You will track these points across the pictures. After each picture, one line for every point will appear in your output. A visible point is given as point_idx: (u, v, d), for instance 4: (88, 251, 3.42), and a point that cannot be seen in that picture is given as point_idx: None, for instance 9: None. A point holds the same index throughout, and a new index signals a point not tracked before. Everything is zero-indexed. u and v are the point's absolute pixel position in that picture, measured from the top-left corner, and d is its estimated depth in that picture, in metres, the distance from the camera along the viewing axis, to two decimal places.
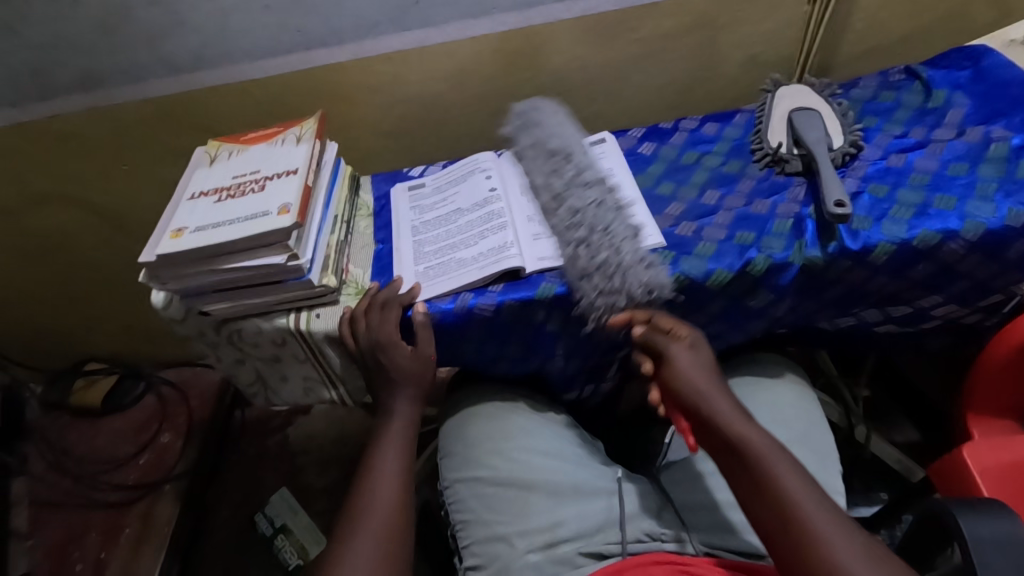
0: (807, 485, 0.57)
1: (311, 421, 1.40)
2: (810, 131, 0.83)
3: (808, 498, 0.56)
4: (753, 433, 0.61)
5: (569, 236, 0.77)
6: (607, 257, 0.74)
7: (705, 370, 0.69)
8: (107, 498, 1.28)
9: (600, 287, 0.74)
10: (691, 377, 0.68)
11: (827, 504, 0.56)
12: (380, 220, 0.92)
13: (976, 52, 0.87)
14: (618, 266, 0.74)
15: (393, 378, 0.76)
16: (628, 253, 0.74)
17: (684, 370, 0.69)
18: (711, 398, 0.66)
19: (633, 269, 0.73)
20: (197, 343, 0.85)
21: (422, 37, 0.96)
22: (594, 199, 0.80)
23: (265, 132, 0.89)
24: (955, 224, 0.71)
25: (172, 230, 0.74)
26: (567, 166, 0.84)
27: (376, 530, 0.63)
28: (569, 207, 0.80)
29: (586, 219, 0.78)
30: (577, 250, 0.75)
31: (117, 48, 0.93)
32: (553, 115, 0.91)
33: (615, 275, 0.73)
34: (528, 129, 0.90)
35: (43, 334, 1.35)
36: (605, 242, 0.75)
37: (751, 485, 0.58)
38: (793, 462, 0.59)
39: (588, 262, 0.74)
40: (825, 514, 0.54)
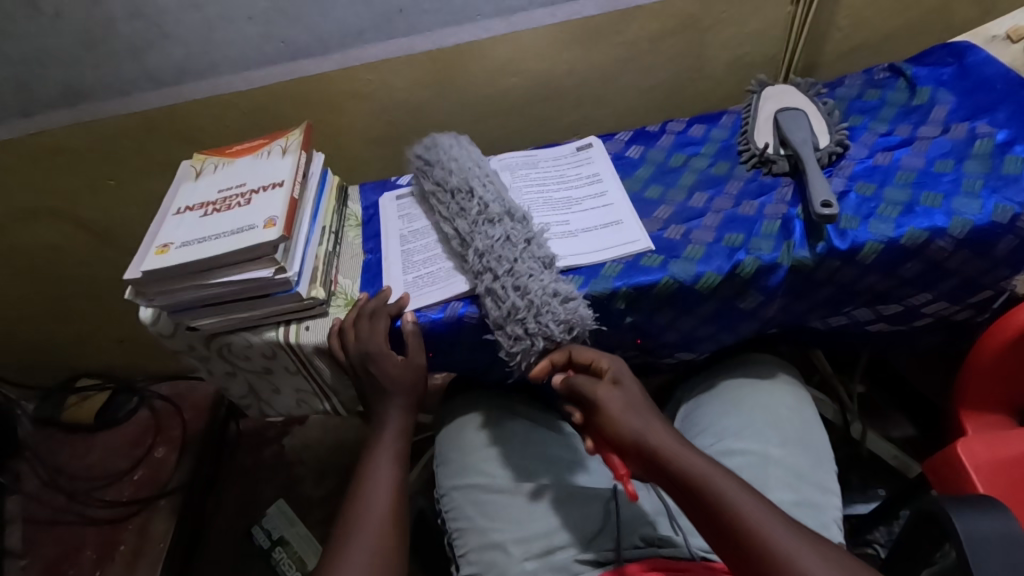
0: (758, 503, 0.55)
1: (306, 432, 1.39)
2: (796, 132, 0.83)
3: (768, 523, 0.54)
4: (698, 464, 0.58)
5: (481, 279, 0.73)
6: (516, 302, 0.71)
7: (638, 402, 0.65)
8: (101, 515, 1.27)
9: (515, 336, 0.71)
10: (628, 420, 0.63)
11: (784, 516, 0.55)
12: (369, 229, 0.92)
13: (959, 48, 0.87)
14: (531, 310, 0.70)
15: (384, 388, 0.75)
16: (538, 291, 0.71)
17: (618, 415, 0.63)
18: (649, 431, 0.62)
19: (550, 309, 0.70)
20: (187, 358, 0.85)
21: (407, 45, 0.95)
22: (500, 236, 0.75)
23: (251, 145, 0.88)
24: (942, 222, 0.71)
25: (158, 245, 0.74)
26: (471, 204, 0.78)
27: (368, 544, 0.62)
28: (478, 246, 0.75)
29: (493, 260, 0.73)
30: (491, 297, 0.72)
31: (99, 63, 0.92)
32: (456, 146, 0.85)
33: (528, 319, 0.70)
34: (432, 167, 0.85)
35: (33, 351, 1.34)
36: (510, 283, 0.71)
37: (711, 522, 0.56)
38: (741, 484, 0.57)
39: (507, 305, 0.71)
40: (788, 529, 0.53)
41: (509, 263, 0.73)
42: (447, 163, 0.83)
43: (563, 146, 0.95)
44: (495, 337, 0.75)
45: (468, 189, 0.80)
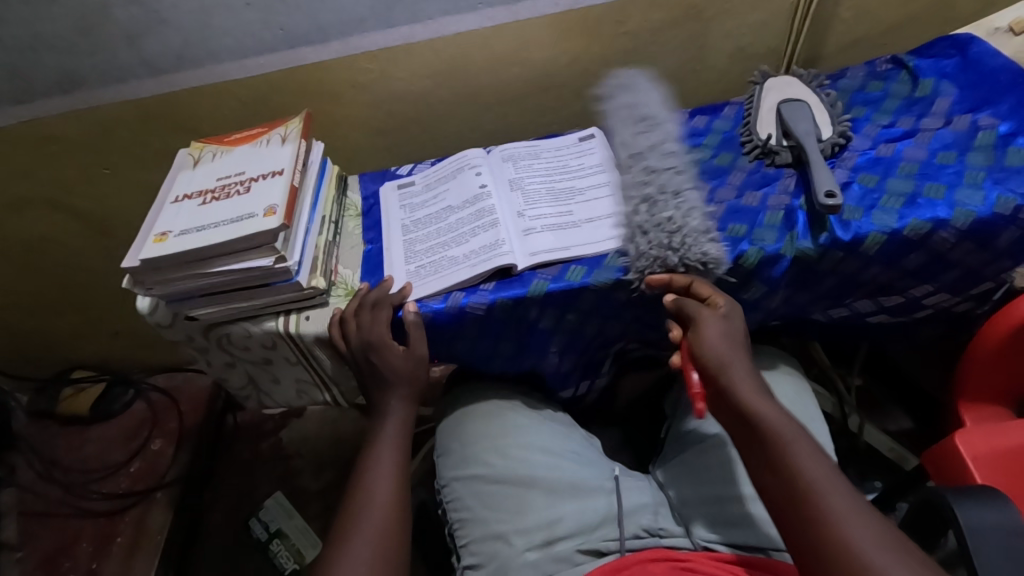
0: (828, 468, 0.56)
1: (304, 424, 1.39)
2: (800, 123, 0.83)
3: (830, 485, 0.55)
4: (773, 410, 0.61)
5: (631, 197, 0.77)
6: (672, 217, 0.73)
7: (729, 336, 0.67)
8: (98, 507, 1.26)
9: (639, 247, 0.73)
10: (716, 345, 0.65)
11: (848, 487, 0.55)
12: (369, 219, 0.91)
13: (962, 40, 0.87)
14: (660, 224, 0.73)
15: (385, 378, 0.75)
16: (697, 223, 0.73)
17: (707, 339, 0.66)
18: (734, 367, 0.64)
19: (698, 241, 0.72)
20: (186, 349, 0.84)
21: (408, 34, 0.94)
22: (671, 164, 0.78)
23: (250, 133, 0.87)
24: (944, 213, 0.71)
25: (157, 234, 0.73)
26: (653, 130, 0.81)
27: (370, 537, 0.62)
28: (643, 167, 0.78)
29: (654, 184, 0.76)
30: (638, 211, 0.75)
31: (94, 50, 0.91)
32: (637, 87, 0.86)
33: (653, 231, 0.73)
34: (626, 92, 0.86)
35: (27, 342, 1.32)
36: (670, 202, 0.74)
37: (774, 467, 0.57)
38: (813, 445, 0.58)
39: (664, 216, 0.73)
40: (848, 496, 0.54)
41: (664, 188, 0.76)
42: (627, 104, 0.84)
43: (565, 137, 0.94)
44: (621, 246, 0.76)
45: (651, 116, 0.82)
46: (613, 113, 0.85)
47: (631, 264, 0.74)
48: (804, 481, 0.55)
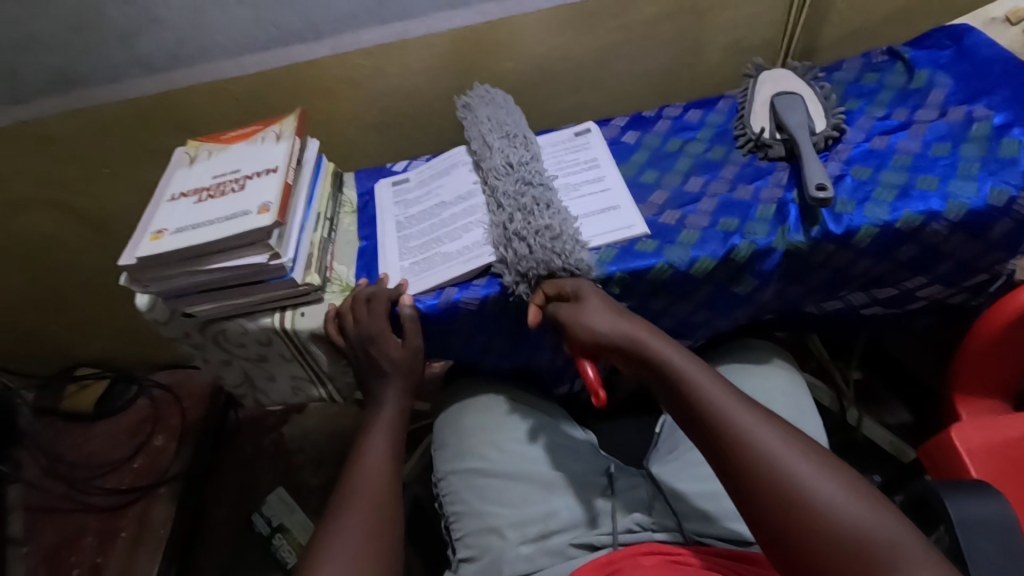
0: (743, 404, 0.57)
1: (305, 419, 1.40)
2: (793, 116, 0.83)
3: (747, 415, 0.56)
4: (670, 353, 0.62)
5: (508, 204, 0.75)
6: (523, 225, 0.72)
7: (612, 307, 0.69)
8: (101, 503, 1.28)
9: (518, 254, 0.72)
10: (602, 323, 0.66)
11: (774, 421, 0.56)
12: (364, 216, 0.92)
13: (957, 31, 0.86)
14: (543, 232, 0.72)
15: (382, 372, 0.76)
16: (547, 228, 0.72)
17: (594, 323, 0.66)
18: (625, 327, 0.66)
19: (558, 247, 0.71)
20: (183, 346, 0.85)
21: (401, 30, 0.95)
22: (518, 180, 0.77)
23: (244, 131, 0.88)
24: (937, 206, 0.71)
25: (152, 232, 0.74)
26: (514, 147, 0.81)
27: (360, 529, 0.62)
28: (516, 178, 0.77)
29: (530, 194, 0.75)
30: (514, 218, 0.73)
31: (91, 50, 0.91)
32: (502, 106, 0.87)
33: (535, 241, 0.71)
34: (482, 106, 0.87)
35: (31, 340, 1.34)
36: (525, 210, 0.74)
37: (704, 430, 0.57)
38: (725, 386, 0.59)
39: (541, 223, 0.72)
40: (773, 429, 0.55)
41: (541, 200, 0.75)
42: (487, 119, 0.85)
43: (559, 132, 0.94)
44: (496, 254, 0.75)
45: (508, 134, 0.83)
46: (473, 126, 0.86)
47: (512, 266, 0.73)
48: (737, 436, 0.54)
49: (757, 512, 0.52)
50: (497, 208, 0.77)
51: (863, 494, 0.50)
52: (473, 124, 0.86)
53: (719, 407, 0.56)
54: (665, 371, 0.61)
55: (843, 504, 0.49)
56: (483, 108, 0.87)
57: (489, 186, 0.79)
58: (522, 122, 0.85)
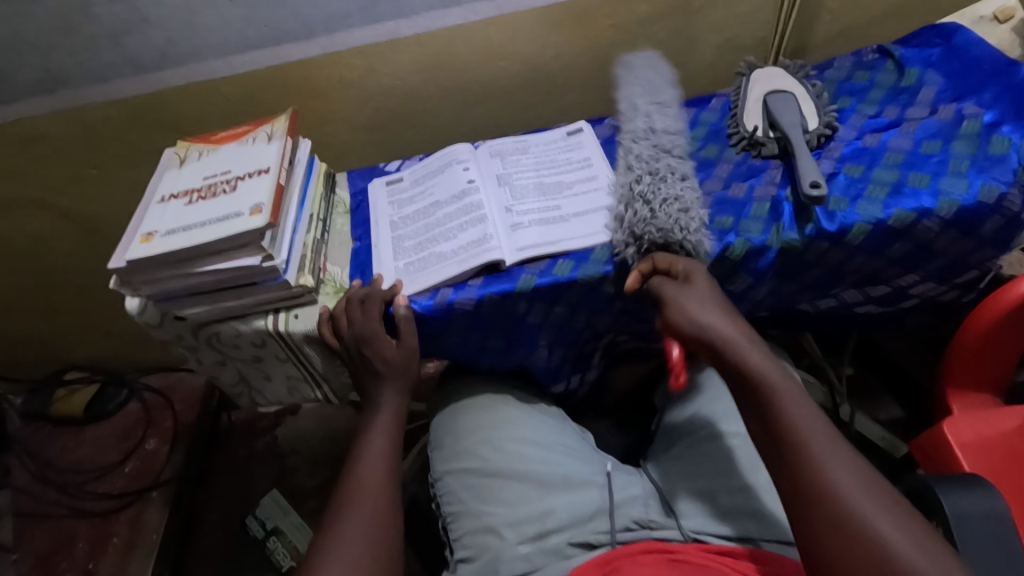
0: (836, 441, 0.55)
1: (299, 421, 1.39)
2: (786, 114, 0.83)
3: (844, 469, 0.53)
4: (766, 364, 0.60)
5: (638, 168, 0.81)
6: (650, 189, 0.77)
7: (716, 301, 0.67)
8: (93, 508, 1.26)
9: (673, 217, 0.74)
10: (695, 312, 0.65)
11: (863, 469, 0.53)
12: (357, 216, 0.91)
13: (947, 29, 0.87)
14: (670, 201, 0.76)
15: (377, 373, 0.75)
16: (682, 201, 0.76)
17: (685, 308, 0.66)
18: (721, 328, 0.63)
19: (687, 219, 0.74)
20: (175, 349, 0.84)
21: (393, 29, 0.94)
22: (653, 148, 0.84)
23: (235, 131, 0.87)
24: (929, 203, 0.71)
25: (143, 234, 0.73)
26: (645, 117, 0.88)
27: (356, 536, 0.61)
28: (652, 144, 0.85)
29: (666, 163, 0.82)
30: (643, 180, 0.79)
31: (78, 50, 0.90)
32: (658, 73, 0.94)
33: (658, 207, 0.75)
34: (629, 74, 0.94)
35: (19, 344, 1.32)
36: (655, 178, 0.79)
37: (790, 453, 0.55)
38: (819, 416, 0.57)
39: (683, 193, 0.77)
40: (859, 475, 0.52)
41: (672, 170, 0.81)
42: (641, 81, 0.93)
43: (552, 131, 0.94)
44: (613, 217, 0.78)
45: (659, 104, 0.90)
46: (626, 87, 0.93)
47: (627, 226, 0.75)
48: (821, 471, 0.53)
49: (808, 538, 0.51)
50: (625, 169, 0.83)
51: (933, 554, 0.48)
52: (625, 90, 0.93)
53: (806, 435, 0.55)
54: (766, 388, 0.58)
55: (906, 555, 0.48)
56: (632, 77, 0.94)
57: (623, 147, 0.86)
58: (673, 92, 0.92)
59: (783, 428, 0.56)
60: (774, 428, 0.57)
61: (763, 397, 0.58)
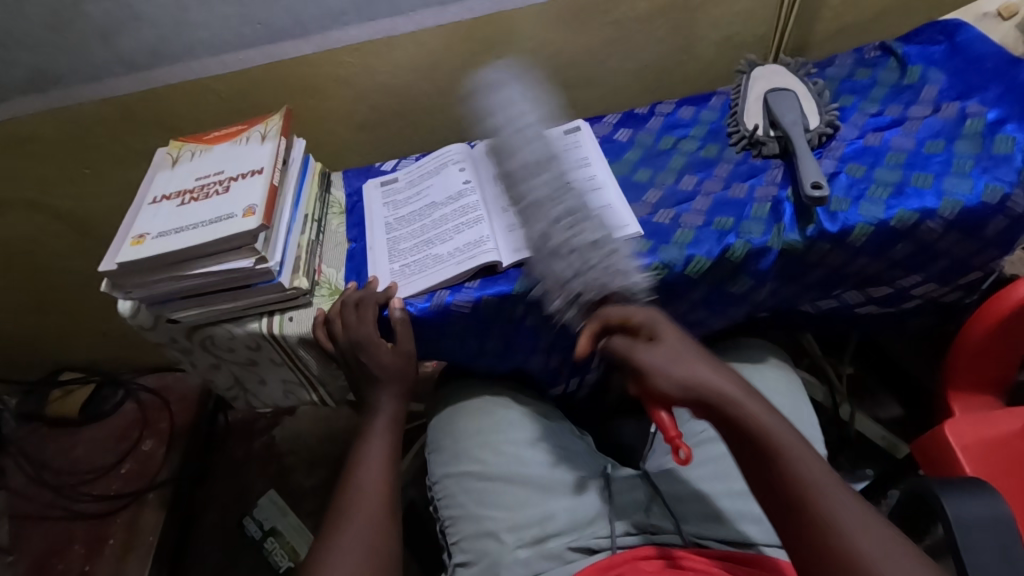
0: (843, 495, 0.51)
1: (295, 422, 1.38)
2: (786, 113, 0.82)
3: (856, 530, 0.48)
4: (763, 416, 0.55)
5: (542, 212, 0.74)
6: (564, 236, 0.71)
7: (698, 352, 0.62)
8: (88, 510, 1.25)
9: (570, 268, 0.69)
10: (673, 372, 0.59)
11: (875, 520, 0.49)
12: (353, 217, 0.90)
13: (950, 26, 0.86)
14: (602, 246, 0.71)
15: (372, 377, 0.74)
16: (588, 245, 0.70)
17: (663, 369, 0.60)
18: (709, 380, 0.58)
19: (596, 264, 0.69)
20: (169, 352, 0.83)
21: (389, 26, 0.93)
22: (547, 184, 0.76)
23: (228, 130, 0.86)
24: (932, 203, 0.70)
25: (134, 236, 0.71)
26: (534, 143, 0.80)
27: (359, 544, 0.60)
28: (546, 176, 0.77)
29: (563, 204, 0.74)
30: (559, 226, 0.72)
31: (69, 48, 0.89)
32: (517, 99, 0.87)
33: (594, 254, 0.69)
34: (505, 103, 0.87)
35: (13, 345, 1.31)
36: (564, 221, 0.72)
37: (800, 525, 0.50)
38: (822, 467, 0.52)
39: (589, 237, 0.71)
40: (873, 532, 0.48)
41: (567, 207, 0.74)
42: (575, 122, 0.86)
43: (549, 130, 0.93)
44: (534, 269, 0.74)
45: (530, 129, 0.81)
46: (502, 110, 0.85)
47: (560, 283, 0.70)
48: (836, 544, 0.48)
49: None
50: (529, 213, 0.76)
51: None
52: (506, 111, 0.85)
53: (813, 499, 0.50)
54: (760, 446, 0.54)
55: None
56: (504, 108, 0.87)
57: (517, 190, 0.78)
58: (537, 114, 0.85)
59: (787, 497, 0.51)
60: (781, 493, 0.52)
61: (761, 457, 0.54)
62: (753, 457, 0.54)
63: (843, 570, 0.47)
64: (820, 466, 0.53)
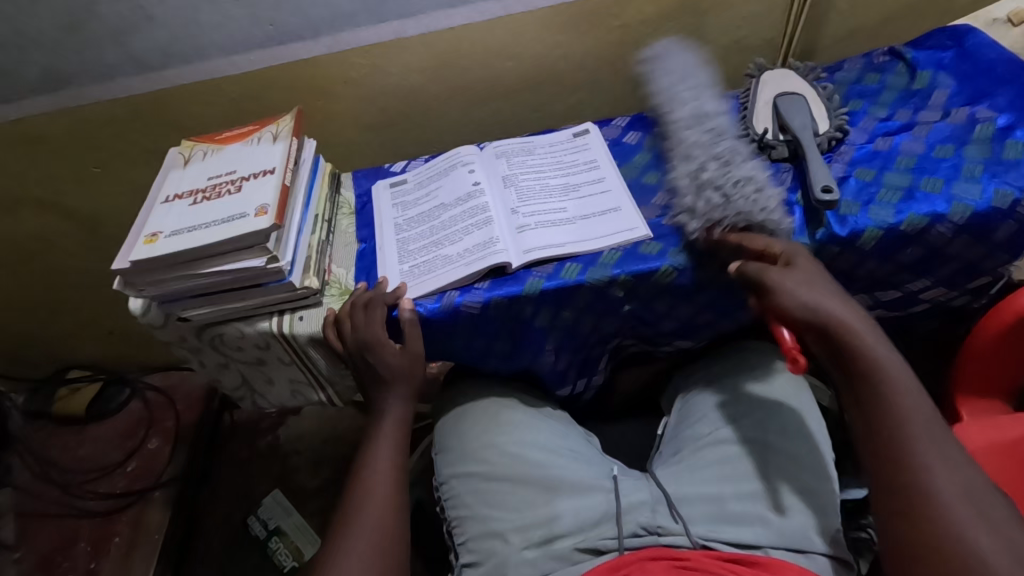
0: (942, 443, 0.56)
1: (301, 422, 1.38)
2: (796, 117, 0.82)
3: (945, 471, 0.54)
4: (883, 356, 0.61)
5: (699, 152, 0.79)
6: (716, 173, 0.75)
7: (835, 286, 0.66)
8: (94, 508, 1.26)
9: (712, 202, 0.73)
10: (805, 294, 0.64)
11: (967, 473, 0.55)
12: (362, 218, 0.91)
13: (959, 31, 0.86)
14: (742, 183, 0.74)
15: (382, 378, 0.74)
16: (738, 179, 0.74)
17: (792, 291, 0.65)
18: (834, 310, 0.63)
19: (744, 197, 0.72)
20: (178, 350, 0.83)
21: (399, 28, 0.93)
22: (709, 133, 0.81)
23: (240, 130, 0.86)
24: (942, 207, 0.70)
25: (147, 235, 0.72)
26: (699, 96, 0.86)
27: (364, 546, 0.61)
28: (706, 129, 0.82)
29: (723, 147, 0.79)
30: (710, 165, 0.77)
31: (82, 48, 0.89)
32: (683, 58, 0.91)
33: (733, 190, 0.73)
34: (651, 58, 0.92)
35: (21, 343, 1.32)
36: (716, 160, 0.77)
37: (894, 449, 0.57)
38: (928, 411, 0.58)
39: (740, 176, 0.75)
40: (962, 482, 0.54)
41: (735, 154, 0.79)
42: (678, 69, 0.89)
43: (557, 133, 0.94)
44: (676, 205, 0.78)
45: (695, 86, 0.87)
46: (661, 70, 0.90)
47: (699, 207, 0.74)
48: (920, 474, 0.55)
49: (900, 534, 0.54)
50: (683, 154, 0.81)
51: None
52: (657, 69, 0.91)
53: (920, 434, 0.56)
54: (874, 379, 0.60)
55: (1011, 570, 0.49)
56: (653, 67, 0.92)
57: (676, 134, 0.84)
58: (709, 78, 0.89)
59: (891, 425, 0.58)
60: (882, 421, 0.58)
61: (873, 388, 0.60)
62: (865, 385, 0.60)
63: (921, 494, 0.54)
64: (934, 414, 0.58)
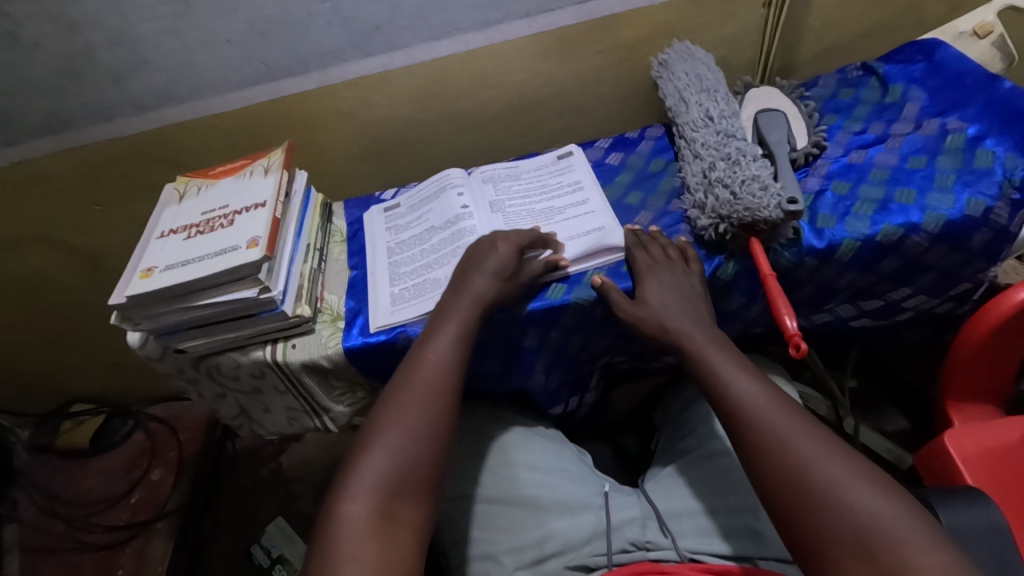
0: (774, 401, 0.61)
1: (302, 448, 1.39)
2: (773, 132, 0.85)
3: (788, 429, 0.58)
4: (711, 349, 0.67)
5: (709, 153, 0.81)
6: (723, 172, 0.77)
7: (684, 297, 0.72)
8: (97, 541, 1.26)
9: (720, 200, 0.75)
10: (656, 307, 0.71)
11: (802, 422, 0.58)
12: (354, 245, 0.93)
13: (929, 45, 0.88)
14: (748, 181, 0.75)
15: (466, 279, 0.73)
16: (746, 177, 0.76)
17: (654, 305, 0.72)
18: (672, 318, 0.70)
19: (750, 194, 0.73)
20: (177, 382, 0.85)
21: (386, 61, 0.96)
22: (718, 133, 0.83)
23: (233, 165, 0.89)
24: (916, 217, 0.71)
25: (143, 270, 0.74)
26: (709, 98, 0.88)
27: (403, 436, 0.62)
28: (715, 130, 0.84)
29: (733, 146, 0.81)
30: (717, 165, 0.79)
31: (81, 91, 0.92)
32: (704, 64, 0.94)
33: (739, 188, 0.74)
34: (665, 70, 0.97)
35: (27, 379, 1.34)
36: (725, 160, 0.79)
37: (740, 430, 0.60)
38: (757, 383, 0.63)
39: (748, 173, 0.76)
40: (803, 433, 0.57)
41: (744, 153, 0.80)
42: (685, 74, 0.93)
43: (543, 156, 0.96)
44: (691, 208, 0.80)
45: (707, 89, 0.90)
46: (671, 80, 0.94)
47: (708, 208, 0.76)
48: (764, 442, 0.58)
49: (780, 506, 0.55)
50: (696, 157, 0.84)
51: (902, 503, 0.52)
52: (670, 78, 0.95)
53: (761, 412, 0.60)
54: (711, 376, 0.65)
55: (868, 500, 0.52)
56: (662, 78, 0.97)
57: (687, 138, 0.86)
58: (719, 79, 0.92)
59: (736, 409, 0.62)
60: (723, 408, 0.63)
61: (710, 382, 0.65)
62: (709, 381, 0.65)
63: (772, 461, 0.57)
64: (765, 388, 0.62)
